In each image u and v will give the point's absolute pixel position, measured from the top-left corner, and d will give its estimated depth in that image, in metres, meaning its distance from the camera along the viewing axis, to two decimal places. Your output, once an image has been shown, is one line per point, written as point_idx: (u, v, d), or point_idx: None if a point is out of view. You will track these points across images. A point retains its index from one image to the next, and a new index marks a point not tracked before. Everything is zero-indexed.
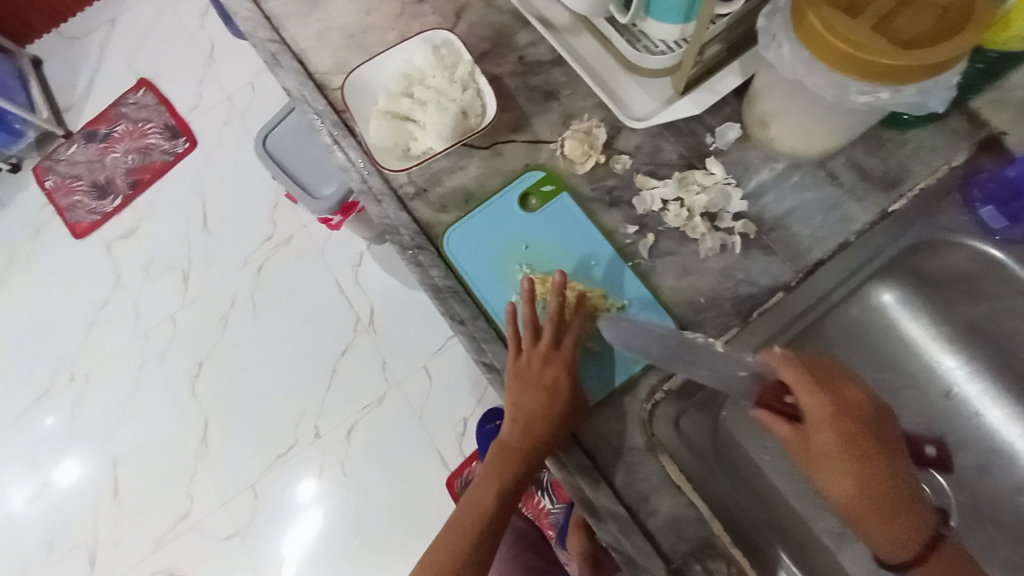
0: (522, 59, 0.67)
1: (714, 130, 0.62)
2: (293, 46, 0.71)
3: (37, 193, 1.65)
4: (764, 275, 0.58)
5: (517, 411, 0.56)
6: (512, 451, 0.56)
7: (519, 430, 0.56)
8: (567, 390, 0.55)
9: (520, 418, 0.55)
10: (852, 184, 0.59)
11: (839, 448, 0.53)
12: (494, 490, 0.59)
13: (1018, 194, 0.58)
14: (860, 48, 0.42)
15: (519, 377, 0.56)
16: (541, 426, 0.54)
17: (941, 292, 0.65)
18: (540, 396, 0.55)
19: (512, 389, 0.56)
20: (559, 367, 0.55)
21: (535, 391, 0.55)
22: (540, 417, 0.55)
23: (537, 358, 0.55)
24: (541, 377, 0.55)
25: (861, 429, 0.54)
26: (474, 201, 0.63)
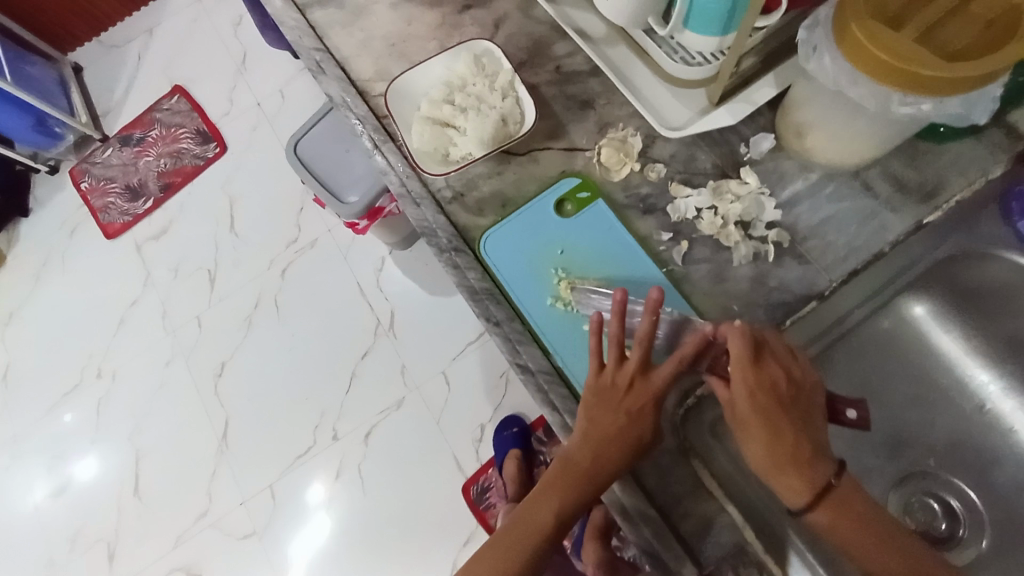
0: (558, 69, 0.69)
1: (749, 140, 0.63)
2: (337, 54, 0.73)
3: (73, 194, 1.71)
4: (799, 283, 0.58)
5: (593, 429, 0.52)
6: (576, 469, 0.52)
7: (591, 450, 0.52)
8: (650, 423, 0.52)
9: (595, 436, 0.52)
10: (887, 195, 0.60)
11: (756, 417, 0.49)
12: (548, 519, 0.53)
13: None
14: (905, 60, 0.43)
15: (598, 394, 0.53)
16: (616, 447, 0.51)
17: (976, 305, 0.65)
18: (618, 417, 0.52)
19: (588, 407, 0.53)
20: (645, 397, 0.52)
21: (613, 411, 0.52)
22: (615, 443, 0.51)
23: (620, 380, 0.53)
24: (620, 400, 0.52)
25: (781, 398, 0.50)
26: (509, 205, 0.64)
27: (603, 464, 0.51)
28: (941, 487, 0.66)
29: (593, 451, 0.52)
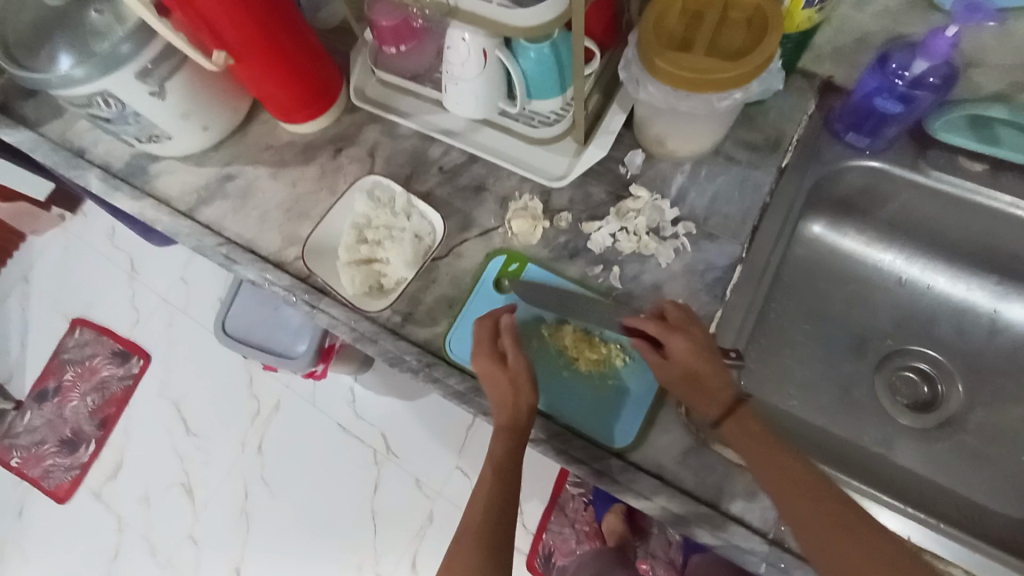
0: (442, 169, 0.75)
1: (624, 161, 0.71)
2: (240, 240, 0.76)
3: (6, 476, 1.58)
4: (720, 257, 0.66)
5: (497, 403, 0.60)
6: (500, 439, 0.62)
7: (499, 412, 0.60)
8: (512, 389, 0.59)
9: (504, 401, 0.59)
10: (746, 158, 0.70)
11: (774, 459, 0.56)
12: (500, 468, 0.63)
13: (866, 115, 0.67)
14: (705, 71, 0.53)
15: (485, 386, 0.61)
16: (517, 404, 0.59)
17: (853, 206, 0.75)
18: (507, 385, 0.59)
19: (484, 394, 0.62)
20: (502, 371, 0.60)
21: (499, 392, 0.60)
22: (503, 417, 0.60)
23: (494, 363, 0.60)
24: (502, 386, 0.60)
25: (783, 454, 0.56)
26: (455, 304, 0.68)
27: (514, 419, 0.59)
28: (909, 358, 0.76)
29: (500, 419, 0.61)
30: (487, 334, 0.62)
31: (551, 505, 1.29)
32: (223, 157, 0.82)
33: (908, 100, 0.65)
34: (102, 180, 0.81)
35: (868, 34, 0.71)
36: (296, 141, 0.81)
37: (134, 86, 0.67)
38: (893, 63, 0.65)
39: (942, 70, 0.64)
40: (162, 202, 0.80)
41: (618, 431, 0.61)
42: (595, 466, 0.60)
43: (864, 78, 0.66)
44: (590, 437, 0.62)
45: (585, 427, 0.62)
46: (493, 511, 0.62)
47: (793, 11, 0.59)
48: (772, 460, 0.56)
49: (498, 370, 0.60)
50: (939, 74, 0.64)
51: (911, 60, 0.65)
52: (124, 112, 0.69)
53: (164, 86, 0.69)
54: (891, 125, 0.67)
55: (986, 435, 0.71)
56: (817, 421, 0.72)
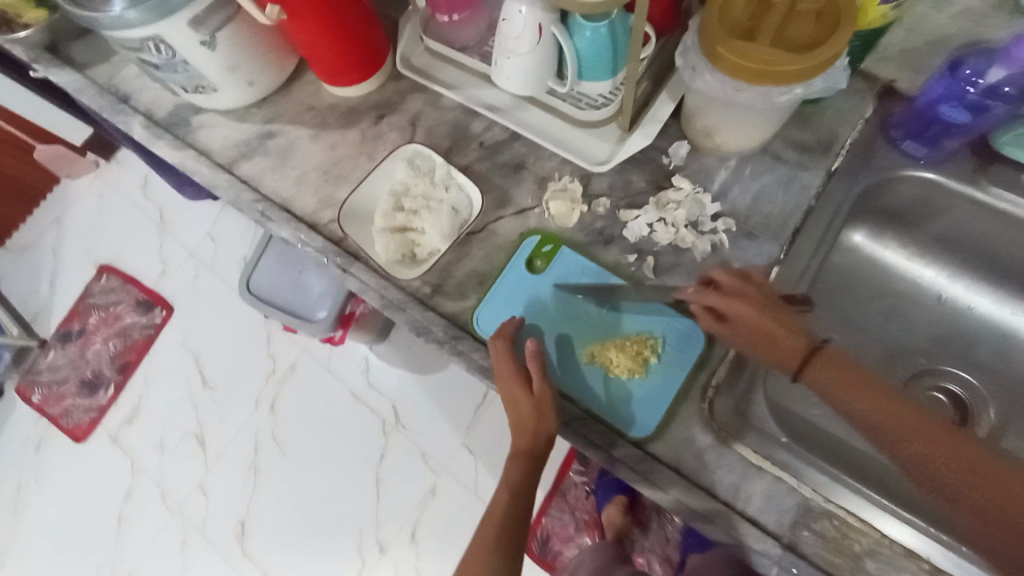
0: (482, 144, 0.75)
1: (668, 151, 0.70)
2: (276, 198, 0.77)
3: (27, 411, 1.63)
4: (758, 257, 0.65)
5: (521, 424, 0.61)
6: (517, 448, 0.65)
7: (521, 432, 0.62)
8: (542, 421, 0.60)
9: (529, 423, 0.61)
10: (795, 158, 0.68)
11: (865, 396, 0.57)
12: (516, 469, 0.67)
13: (928, 123, 0.65)
14: (769, 62, 0.52)
15: (510, 405, 0.61)
16: (538, 430, 0.60)
17: (900, 217, 0.73)
18: (531, 411, 0.60)
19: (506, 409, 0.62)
20: (530, 403, 0.59)
21: (523, 416, 0.60)
22: (523, 435, 0.62)
23: (518, 389, 0.59)
24: (528, 411, 0.60)
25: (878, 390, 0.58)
26: (486, 280, 0.68)
27: (533, 441, 0.62)
28: (942, 378, 0.74)
29: (518, 436, 0.63)
30: (507, 356, 0.61)
31: (553, 490, 1.31)
32: (266, 114, 0.82)
33: (977, 109, 0.63)
34: (145, 127, 0.82)
35: (937, 38, 0.68)
36: (339, 104, 0.81)
37: (186, 34, 0.67)
38: (967, 68, 0.63)
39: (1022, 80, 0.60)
40: (202, 154, 0.81)
41: (641, 422, 0.60)
42: (613, 454, 0.60)
43: (931, 83, 0.64)
44: (611, 425, 0.61)
45: (610, 416, 0.61)
46: (511, 500, 0.69)
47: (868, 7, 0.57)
48: (901, 422, 0.57)
49: (526, 401, 0.59)
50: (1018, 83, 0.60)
51: (988, 66, 0.61)
52: (174, 60, 0.70)
53: (214, 37, 0.69)
54: (954, 135, 0.65)
55: None
56: (839, 432, 0.71)
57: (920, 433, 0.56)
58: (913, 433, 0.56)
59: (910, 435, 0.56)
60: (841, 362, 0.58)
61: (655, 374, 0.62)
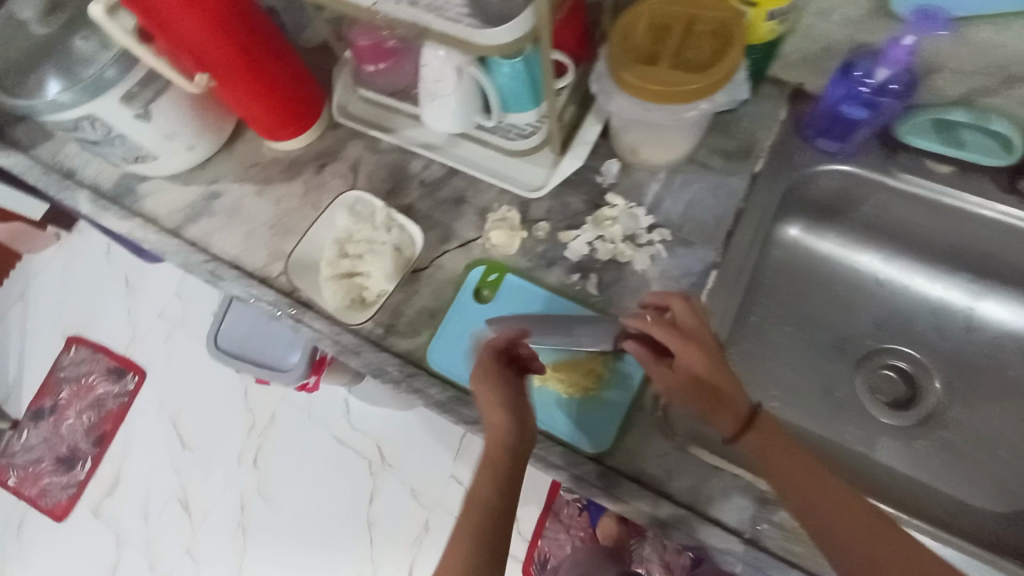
0: (423, 182, 0.76)
1: (601, 170, 0.72)
2: (226, 256, 0.78)
3: (4, 495, 1.58)
4: (696, 263, 0.67)
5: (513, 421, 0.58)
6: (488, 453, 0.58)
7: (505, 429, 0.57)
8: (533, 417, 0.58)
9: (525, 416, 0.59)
10: (720, 164, 0.70)
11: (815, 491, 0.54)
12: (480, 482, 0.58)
13: (834, 121, 0.68)
14: (673, 84, 0.55)
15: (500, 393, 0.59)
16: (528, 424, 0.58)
17: (830, 208, 0.75)
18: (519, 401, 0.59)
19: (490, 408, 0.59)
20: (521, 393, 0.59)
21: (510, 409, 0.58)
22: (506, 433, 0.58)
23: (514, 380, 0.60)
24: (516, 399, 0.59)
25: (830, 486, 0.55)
26: (436, 315, 0.69)
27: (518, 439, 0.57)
28: (889, 355, 0.77)
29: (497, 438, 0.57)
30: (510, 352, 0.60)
31: (546, 511, 1.30)
32: (209, 175, 0.83)
33: (873, 105, 0.66)
34: (91, 201, 0.83)
35: None
36: (281, 158, 0.82)
37: (119, 110, 0.69)
38: (857, 70, 0.66)
39: (903, 76, 0.65)
40: (149, 221, 0.81)
41: (598, 438, 0.61)
42: (573, 472, 0.60)
43: (830, 84, 0.67)
44: (569, 443, 0.62)
45: (568, 435, 0.62)
46: None
47: (756, 24, 0.60)
48: (847, 518, 0.53)
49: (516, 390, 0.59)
50: (901, 80, 0.65)
51: (874, 67, 0.65)
52: (110, 135, 0.71)
53: (148, 109, 0.71)
54: (861, 129, 0.68)
55: (964, 432, 0.72)
56: (795, 420, 0.74)
57: (853, 518, 0.53)
58: (844, 515, 0.53)
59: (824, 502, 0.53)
60: (810, 466, 0.56)
61: (608, 388, 0.63)
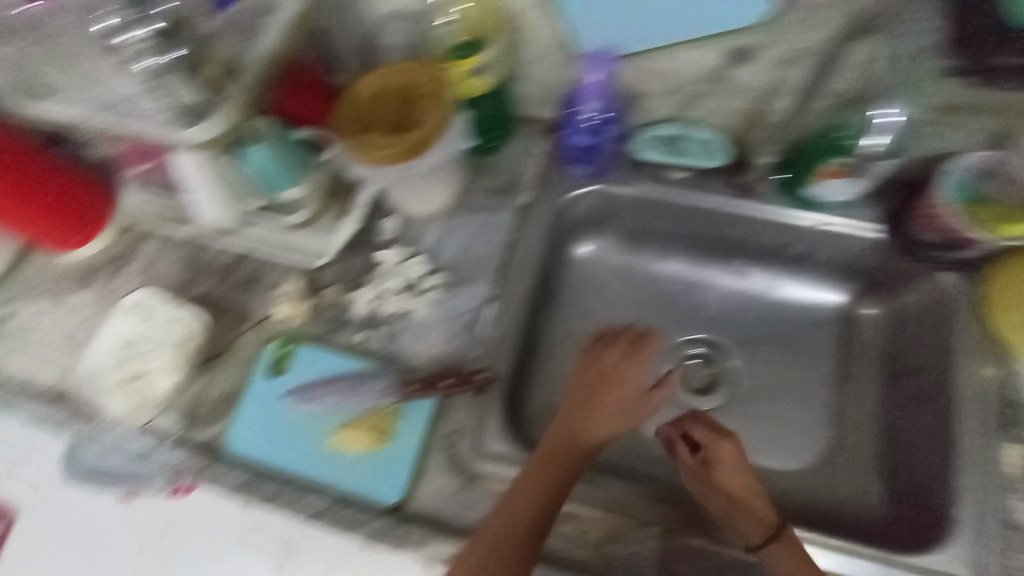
0: (217, 267, 0.75)
1: (381, 227, 0.75)
2: (17, 379, 0.74)
3: None
4: (473, 300, 0.72)
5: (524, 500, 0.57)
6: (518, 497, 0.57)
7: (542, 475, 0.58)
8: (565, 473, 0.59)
9: (540, 492, 0.57)
10: (489, 204, 0.75)
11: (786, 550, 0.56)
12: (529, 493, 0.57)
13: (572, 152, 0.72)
14: (390, 146, 0.60)
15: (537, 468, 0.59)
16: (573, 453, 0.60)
17: (608, 223, 0.81)
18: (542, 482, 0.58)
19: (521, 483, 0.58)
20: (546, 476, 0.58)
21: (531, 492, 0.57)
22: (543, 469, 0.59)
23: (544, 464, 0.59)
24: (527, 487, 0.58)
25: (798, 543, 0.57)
26: (234, 400, 0.68)
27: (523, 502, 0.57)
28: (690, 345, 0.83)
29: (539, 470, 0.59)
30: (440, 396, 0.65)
31: None
32: None
33: (596, 133, 0.70)
34: None
35: None
36: (72, 267, 0.80)
37: None
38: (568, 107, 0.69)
39: (609, 105, 0.67)
40: None
41: (389, 488, 0.64)
42: (375, 525, 0.62)
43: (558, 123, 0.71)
44: (364, 499, 0.64)
45: (362, 490, 0.64)
46: None
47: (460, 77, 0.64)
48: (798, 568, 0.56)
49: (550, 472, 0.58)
50: (607, 108, 0.67)
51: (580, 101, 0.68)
52: None
53: None
54: (601, 152, 0.73)
55: (757, 403, 0.79)
56: None
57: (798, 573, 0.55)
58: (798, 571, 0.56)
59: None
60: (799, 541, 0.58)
61: (399, 437, 0.66)
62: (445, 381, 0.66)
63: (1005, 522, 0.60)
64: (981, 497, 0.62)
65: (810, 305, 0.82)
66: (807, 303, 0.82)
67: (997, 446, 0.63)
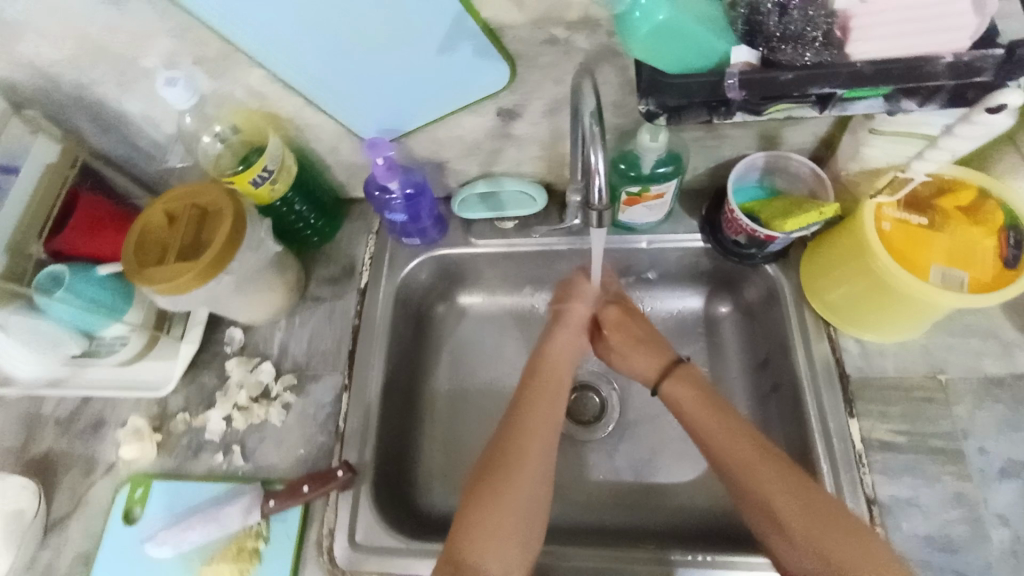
0: (58, 420, 0.72)
1: (226, 339, 0.74)
2: None
3: None
4: (327, 393, 0.70)
5: (534, 415, 0.63)
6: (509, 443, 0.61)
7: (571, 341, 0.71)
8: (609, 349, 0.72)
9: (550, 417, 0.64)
10: (330, 292, 0.76)
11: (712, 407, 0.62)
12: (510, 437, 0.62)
13: (396, 226, 0.74)
14: (183, 271, 0.58)
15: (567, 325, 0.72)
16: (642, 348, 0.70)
17: (459, 280, 0.82)
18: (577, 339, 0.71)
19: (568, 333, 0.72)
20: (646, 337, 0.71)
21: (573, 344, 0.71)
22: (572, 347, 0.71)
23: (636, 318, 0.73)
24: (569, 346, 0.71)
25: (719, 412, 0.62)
26: (91, 558, 0.65)
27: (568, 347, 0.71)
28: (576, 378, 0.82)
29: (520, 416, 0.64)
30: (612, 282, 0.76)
31: None
32: None
33: (408, 208, 0.71)
34: None
35: None
36: None
37: None
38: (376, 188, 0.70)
39: (412, 181, 0.70)
40: None
41: None
42: None
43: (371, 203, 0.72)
44: None
45: None
46: None
47: (247, 187, 0.64)
48: (727, 432, 0.60)
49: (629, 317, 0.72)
50: (411, 184, 0.70)
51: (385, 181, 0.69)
52: None
53: None
54: (422, 224, 0.74)
55: (647, 425, 0.77)
56: None
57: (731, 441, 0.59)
58: (733, 443, 0.59)
59: (746, 465, 0.57)
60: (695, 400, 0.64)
61: (267, 558, 0.62)
62: (308, 484, 0.63)
63: (867, 497, 0.60)
64: (840, 478, 0.61)
65: (679, 312, 0.83)
66: (674, 311, 0.83)
67: (846, 423, 0.63)
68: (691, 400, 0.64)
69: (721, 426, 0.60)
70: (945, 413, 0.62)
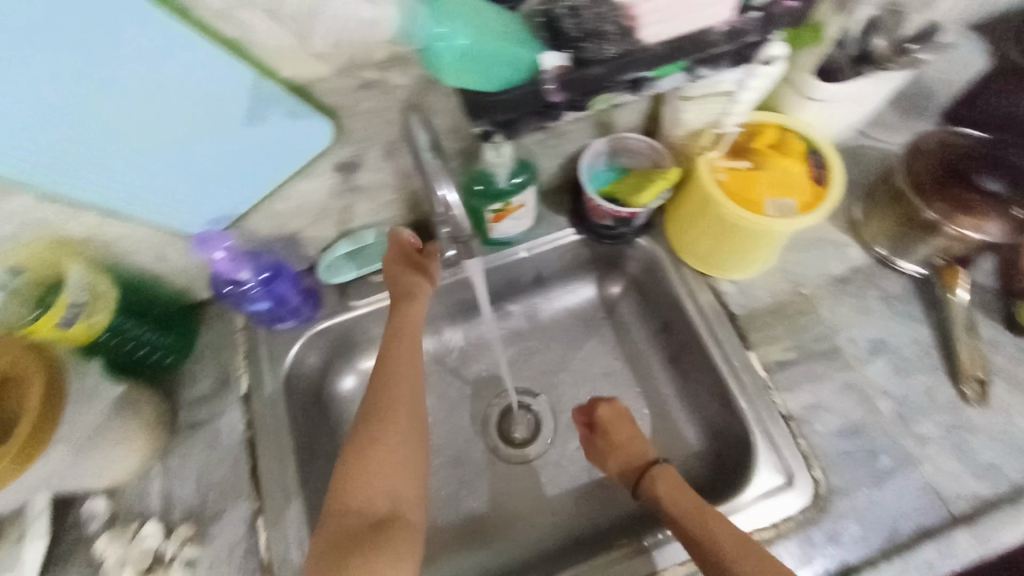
0: None
1: (86, 516, 0.60)
2: None
3: None
4: (235, 527, 0.60)
5: (396, 386, 0.60)
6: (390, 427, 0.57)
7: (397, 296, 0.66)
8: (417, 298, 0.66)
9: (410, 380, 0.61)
10: (207, 413, 0.65)
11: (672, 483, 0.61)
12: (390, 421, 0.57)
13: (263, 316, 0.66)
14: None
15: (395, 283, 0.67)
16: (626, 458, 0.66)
17: (351, 348, 0.76)
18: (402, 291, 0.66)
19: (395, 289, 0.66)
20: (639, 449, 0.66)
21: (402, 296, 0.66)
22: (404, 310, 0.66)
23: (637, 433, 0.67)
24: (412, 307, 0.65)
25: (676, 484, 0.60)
26: None
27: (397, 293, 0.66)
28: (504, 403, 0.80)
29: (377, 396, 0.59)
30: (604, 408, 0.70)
31: None
32: None
33: (269, 294, 0.64)
34: None
35: None
36: None
37: None
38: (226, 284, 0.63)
39: (266, 265, 0.64)
40: None
41: None
42: None
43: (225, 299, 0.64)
44: None
45: None
46: None
47: (55, 331, 0.53)
48: (677, 497, 0.58)
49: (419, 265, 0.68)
50: (266, 268, 0.64)
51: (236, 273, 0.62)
52: None
53: None
54: (291, 308, 0.67)
55: None
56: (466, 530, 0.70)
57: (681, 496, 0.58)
58: (682, 499, 0.58)
59: (693, 519, 0.55)
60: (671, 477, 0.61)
61: None
62: None
63: (785, 415, 0.65)
64: (760, 407, 0.66)
65: (574, 306, 0.85)
66: (569, 305, 0.85)
67: (746, 356, 0.68)
68: (653, 477, 0.62)
69: (672, 493, 0.59)
70: (816, 319, 0.71)
